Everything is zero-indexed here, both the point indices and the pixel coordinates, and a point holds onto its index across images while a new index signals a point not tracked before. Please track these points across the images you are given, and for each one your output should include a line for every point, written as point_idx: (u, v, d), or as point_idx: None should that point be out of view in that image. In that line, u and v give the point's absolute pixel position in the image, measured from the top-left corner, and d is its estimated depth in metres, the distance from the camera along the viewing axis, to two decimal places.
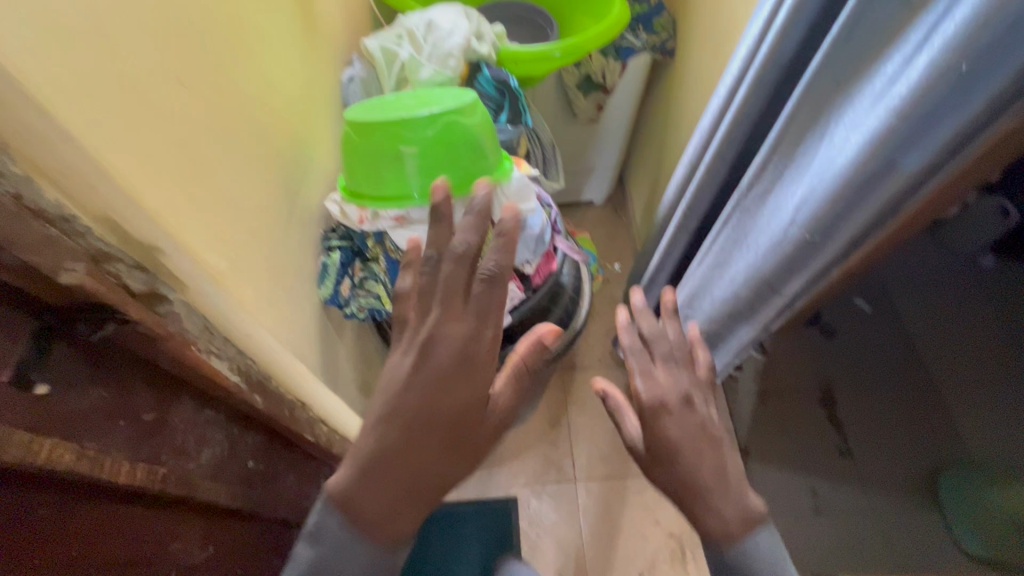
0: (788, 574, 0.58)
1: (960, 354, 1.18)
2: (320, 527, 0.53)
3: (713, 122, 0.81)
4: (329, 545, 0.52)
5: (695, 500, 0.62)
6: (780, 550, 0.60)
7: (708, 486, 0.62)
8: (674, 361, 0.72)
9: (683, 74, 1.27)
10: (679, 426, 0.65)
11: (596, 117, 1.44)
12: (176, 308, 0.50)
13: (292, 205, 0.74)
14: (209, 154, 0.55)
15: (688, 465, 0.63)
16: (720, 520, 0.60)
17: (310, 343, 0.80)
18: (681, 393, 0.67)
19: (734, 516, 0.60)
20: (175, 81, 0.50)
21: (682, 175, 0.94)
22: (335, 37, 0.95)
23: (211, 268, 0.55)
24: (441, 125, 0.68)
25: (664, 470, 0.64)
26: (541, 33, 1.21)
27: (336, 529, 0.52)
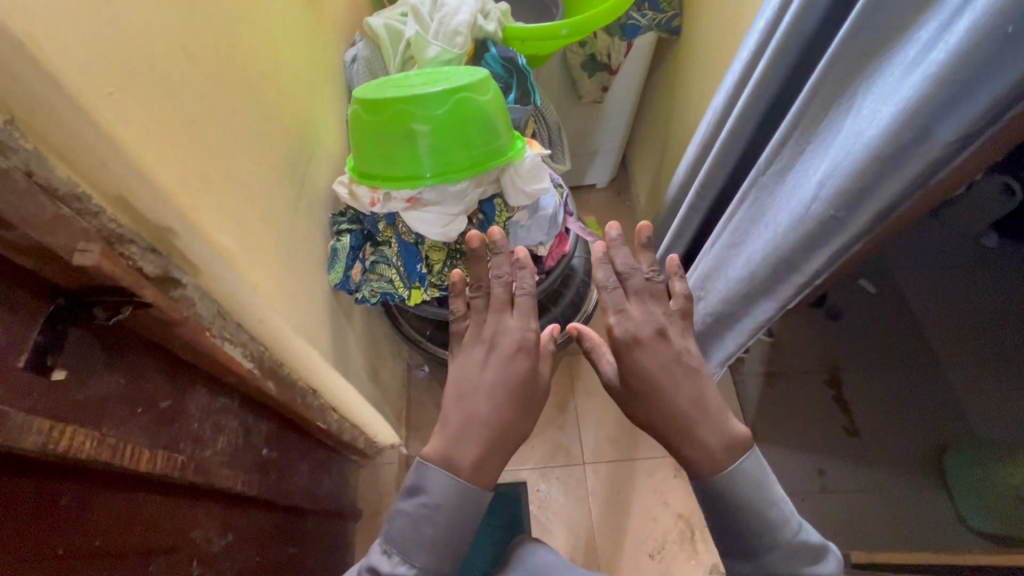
0: (770, 486, 0.63)
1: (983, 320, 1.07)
2: (423, 481, 0.61)
3: (728, 99, 0.79)
4: (432, 495, 0.60)
5: (681, 430, 0.67)
6: (763, 469, 0.65)
7: (688, 416, 0.68)
8: (651, 294, 0.76)
9: (690, 53, 1.24)
10: (652, 356, 0.71)
11: (601, 98, 1.42)
12: (188, 292, 0.48)
13: (302, 189, 0.73)
14: (221, 133, 0.54)
15: (665, 394, 0.69)
16: (704, 449, 0.66)
17: (321, 329, 0.79)
18: (653, 326, 0.72)
19: (719, 441, 0.65)
20: (185, 57, 0.48)
21: (695, 155, 0.94)
22: (338, 15, 0.93)
23: (227, 253, 0.54)
24: (453, 103, 0.66)
25: (645, 401, 0.70)
26: (546, 11, 1.18)
27: (439, 481, 0.61)
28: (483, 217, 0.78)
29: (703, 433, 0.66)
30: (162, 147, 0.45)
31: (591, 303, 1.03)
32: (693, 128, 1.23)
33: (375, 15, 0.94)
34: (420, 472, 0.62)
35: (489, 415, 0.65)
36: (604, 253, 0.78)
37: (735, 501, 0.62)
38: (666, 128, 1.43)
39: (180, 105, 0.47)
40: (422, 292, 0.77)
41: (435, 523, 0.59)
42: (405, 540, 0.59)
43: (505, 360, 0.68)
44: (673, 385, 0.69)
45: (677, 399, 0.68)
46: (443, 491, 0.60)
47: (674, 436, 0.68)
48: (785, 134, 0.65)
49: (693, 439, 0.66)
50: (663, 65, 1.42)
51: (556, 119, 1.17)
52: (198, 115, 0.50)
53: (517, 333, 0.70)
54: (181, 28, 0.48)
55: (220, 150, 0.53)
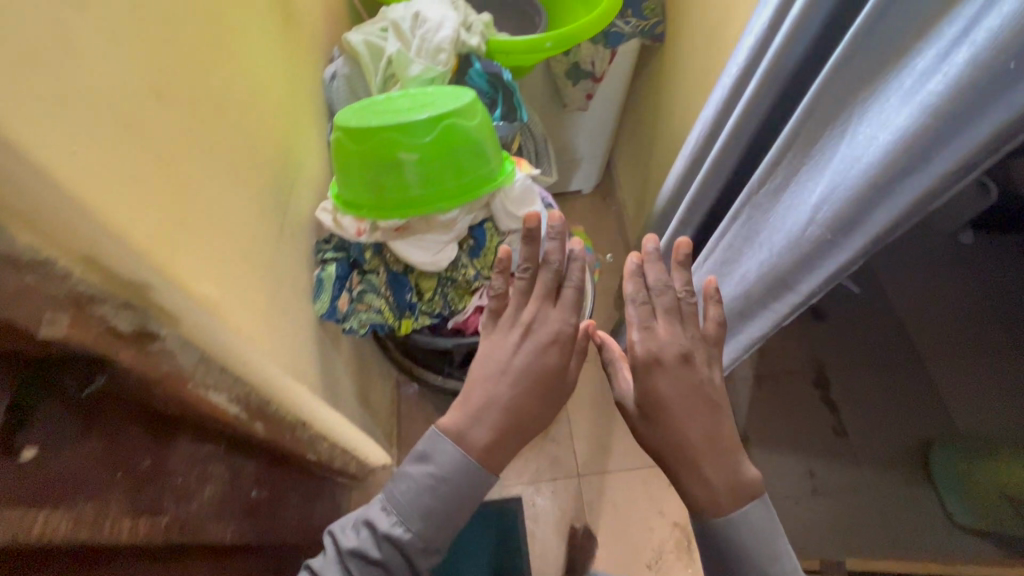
0: (774, 540, 0.63)
1: (962, 323, 1.14)
2: (431, 452, 0.63)
3: (722, 114, 0.79)
4: (436, 468, 0.62)
5: (687, 466, 0.66)
6: (772, 522, 0.64)
7: (699, 452, 0.67)
8: (677, 314, 0.74)
9: (676, 61, 1.23)
10: (673, 382, 0.69)
11: (586, 105, 1.40)
12: (169, 344, 0.46)
13: (288, 217, 0.71)
14: (198, 171, 0.51)
15: (678, 423, 0.68)
16: (711, 492, 0.65)
17: (308, 361, 0.76)
18: (678, 349, 0.71)
19: (723, 482, 0.65)
20: (157, 95, 0.45)
21: (685, 168, 0.93)
22: (315, 31, 0.89)
23: (206, 297, 0.51)
24: (441, 130, 0.64)
25: (657, 428, 0.69)
26: (528, 20, 1.17)
27: (445, 455, 0.62)
28: (474, 243, 0.74)
29: (708, 469, 0.65)
30: (131, 194, 0.41)
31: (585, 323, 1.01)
32: (682, 137, 1.21)
33: (354, 30, 0.91)
34: (430, 441, 0.64)
35: (510, 408, 0.64)
36: (638, 264, 0.77)
37: (736, 549, 0.62)
38: (654, 136, 1.41)
39: (151, 147, 0.44)
40: (413, 321, 0.74)
41: (437, 493, 0.61)
42: (403, 503, 0.62)
43: (532, 370, 0.66)
44: (687, 418, 0.68)
45: (689, 433, 0.67)
46: (447, 465, 0.62)
47: (677, 467, 0.67)
48: (777, 155, 0.66)
49: (696, 474, 0.66)
50: (646, 72, 1.41)
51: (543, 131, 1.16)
52: (172, 153, 0.47)
53: (555, 323, 0.69)
54: (149, 65, 0.45)
55: (197, 188, 0.50)
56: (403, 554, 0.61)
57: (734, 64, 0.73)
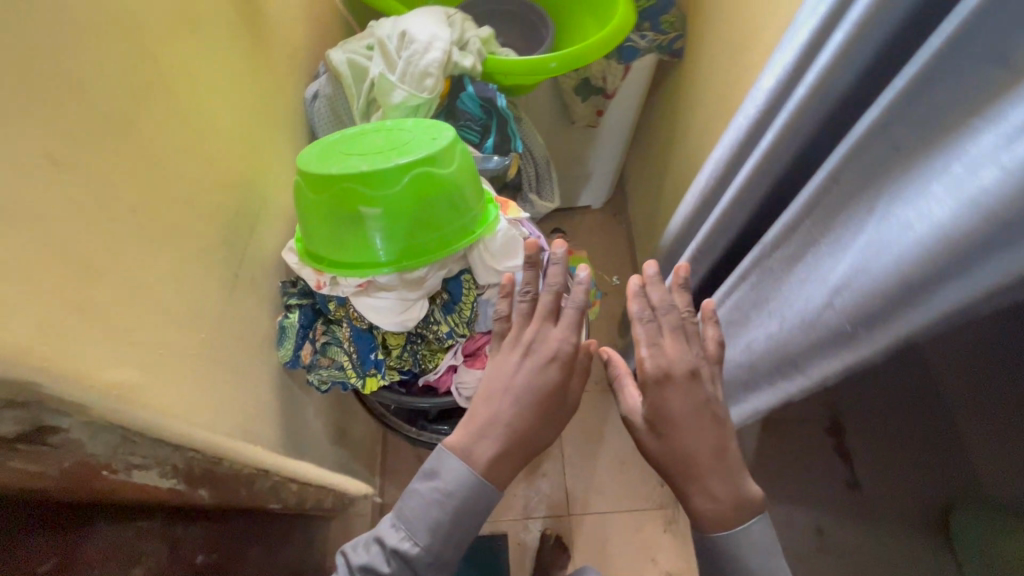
0: (776, 561, 0.57)
1: (991, 356, 0.56)
2: (438, 469, 0.59)
3: (739, 152, 0.70)
4: (446, 487, 0.58)
5: (688, 477, 0.59)
6: (773, 540, 0.59)
7: (707, 468, 0.59)
8: (684, 335, 0.64)
9: (696, 73, 1.12)
10: (683, 400, 0.60)
11: (596, 121, 1.32)
12: (72, 434, 0.39)
13: (242, 255, 0.65)
14: (119, 200, 0.44)
15: (688, 444, 0.59)
16: (714, 503, 0.58)
17: (269, 413, 0.70)
18: (689, 364, 0.61)
19: (726, 498, 0.58)
20: (59, 113, 0.39)
21: (694, 206, 0.84)
22: (298, 49, 0.83)
23: (125, 348, 0.45)
24: (411, 179, 0.57)
25: (665, 446, 0.60)
26: (535, 33, 1.09)
27: (455, 474, 0.57)
28: (448, 297, 0.67)
29: (711, 481, 0.59)
30: (18, 233, 0.35)
31: None
32: (699, 157, 1.11)
33: (339, 46, 0.85)
34: (437, 459, 0.59)
35: (513, 426, 0.57)
36: (641, 287, 0.66)
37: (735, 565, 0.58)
38: (670, 154, 1.31)
39: (52, 176, 0.38)
40: (379, 380, 0.66)
41: (445, 510, 0.58)
42: (413, 518, 0.58)
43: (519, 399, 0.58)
44: (691, 435, 0.59)
45: (697, 449, 0.59)
46: (457, 485, 0.57)
47: (678, 480, 0.60)
48: (793, 220, 0.57)
49: (699, 486, 0.59)
50: (663, 88, 1.31)
51: (543, 153, 1.09)
52: (81, 182, 0.40)
53: (555, 341, 0.60)
54: (52, 82, 0.39)
55: (117, 222, 0.44)
56: (410, 568, 0.58)
57: (755, 99, 0.65)
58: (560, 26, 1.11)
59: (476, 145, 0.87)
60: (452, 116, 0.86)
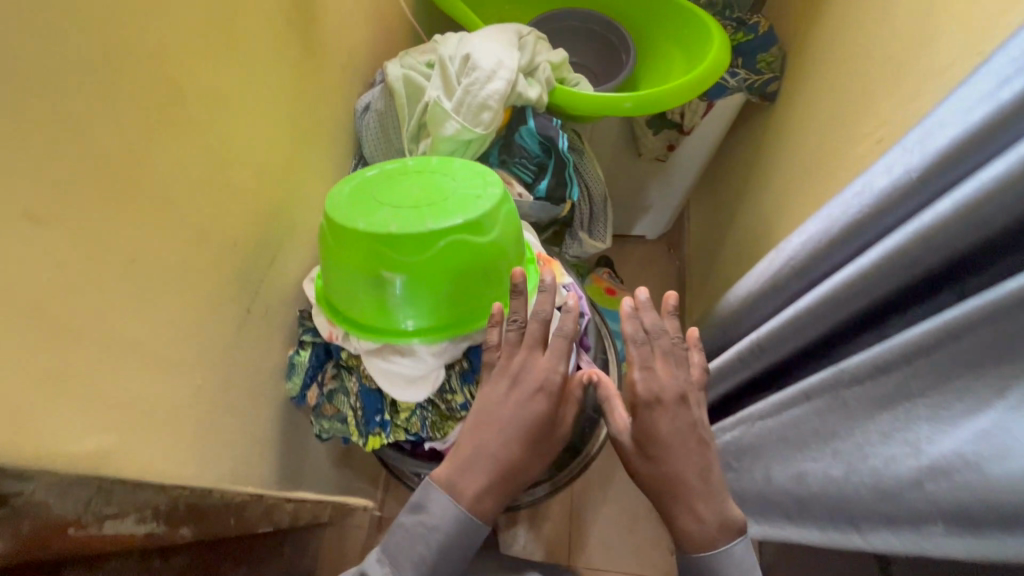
0: None
1: None
2: (424, 502, 0.51)
3: (829, 246, 0.60)
4: (433, 521, 0.50)
5: (671, 497, 0.55)
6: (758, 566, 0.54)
7: (692, 488, 0.55)
8: (675, 358, 0.60)
9: (788, 114, 0.99)
10: (672, 424, 0.56)
11: (665, 156, 1.21)
12: (41, 497, 0.35)
13: (261, 283, 0.60)
14: (108, 210, 0.39)
15: (674, 467, 0.56)
16: (697, 522, 0.55)
17: (267, 444, 0.66)
18: (680, 390, 0.57)
19: (713, 518, 0.54)
20: (47, 118, 0.34)
21: (764, 289, 0.74)
22: (358, 57, 0.78)
23: (95, 381, 0.40)
24: (442, 253, 0.51)
25: (650, 468, 0.57)
26: (614, 59, 1.00)
27: (445, 508, 0.50)
28: (467, 366, 0.61)
29: (698, 502, 0.55)
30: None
31: (600, 446, 0.83)
32: (775, 210, 0.97)
33: (400, 57, 0.79)
34: (423, 490, 0.52)
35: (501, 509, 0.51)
36: (633, 309, 0.61)
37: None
38: (740, 197, 1.17)
39: (23, 185, 0.33)
40: (383, 439, 0.61)
41: (432, 547, 0.50)
42: (397, 557, 0.50)
43: (503, 428, 0.52)
44: (676, 461, 0.56)
45: (683, 472, 0.55)
46: (446, 519, 0.50)
47: (665, 500, 0.56)
48: (886, 361, 0.47)
49: (684, 506, 0.55)
50: (745, 130, 1.19)
51: (602, 193, 1.00)
52: (60, 193, 0.36)
53: (543, 370, 0.53)
54: (45, 83, 0.34)
55: (99, 235, 0.39)
56: None
57: (864, 192, 0.55)
58: (643, 55, 1.01)
59: (528, 185, 0.79)
60: (507, 149, 0.78)
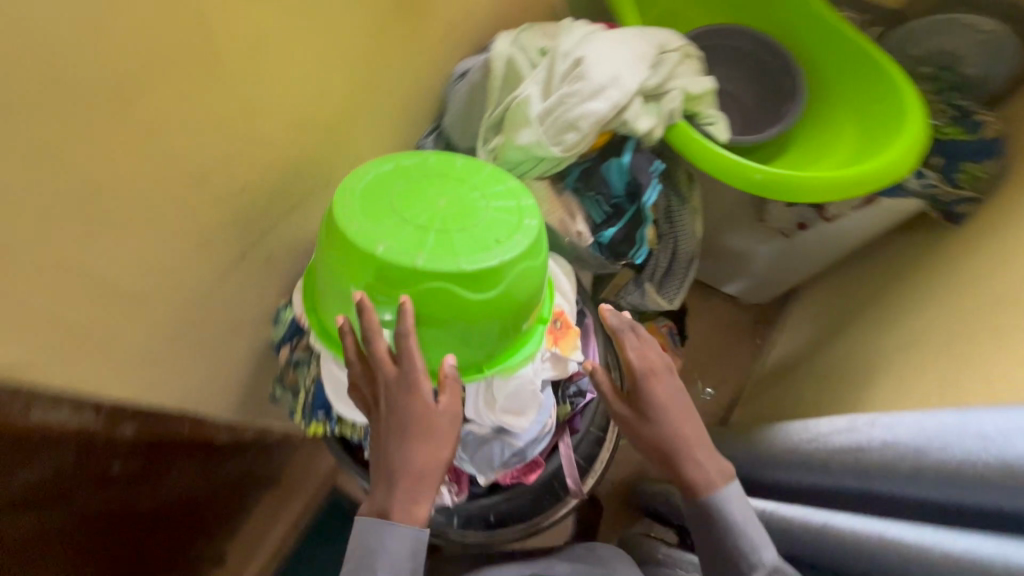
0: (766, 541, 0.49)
1: None
2: (379, 546, 0.42)
3: (913, 474, 0.46)
4: (392, 563, 0.42)
5: (671, 456, 0.52)
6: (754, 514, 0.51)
7: (688, 442, 0.52)
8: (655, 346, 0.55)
9: (973, 251, 0.75)
10: (667, 389, 0.53)
11: (791, 233, 0.98)
12: None
13: (241, 230, 0.55)
14: (76, 126, 0.37)
15: (671, 421, 0.52)
16: (699, 471, 0.52)
17: (201, 383, 0.63)
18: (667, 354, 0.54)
19: (712, 464, 0.52)
20: (22, 23, 0.32)
21: (813, 456, 0.60)
22: (474, 16, 0.69)
23: (21, 288, 0.40)
24: (421, 292, 0.45)
25: (644, 423, 0.53)
26: (775, 108, 0.82)
27: (400, 540, 0.42)
28: None
29: (699, 452, 0.52)
30: None
31: (551, 518, 0.68)
32: (897, 360, 0.75)
33: (517, 31, 0.68)
34: (375, 535, 0.42)
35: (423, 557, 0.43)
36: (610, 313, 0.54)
37: (731, 565, 0.50)
38: (860, 312, 0.94)
39: None
40: (325, 430, 0.59)
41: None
42: None
43: (397, 431, 0.43)
44: (678, 415, 0.52)
45: (679, 426, 0.52)
46: (405, 550, 0.42)
47: (665, 459, 0.52)
48: None
49: (685, 459, 0.52)
50: (903, 244, 0.94)
51: (691, 253, 0.83)
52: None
53: (390, 374, 0.44)
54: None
55: (56, 151, 0.37)
56: None
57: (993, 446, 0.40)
58: (811, 113, 0.81)
59: (594, 227, 0.68)
60: (587, 176, 0.67)
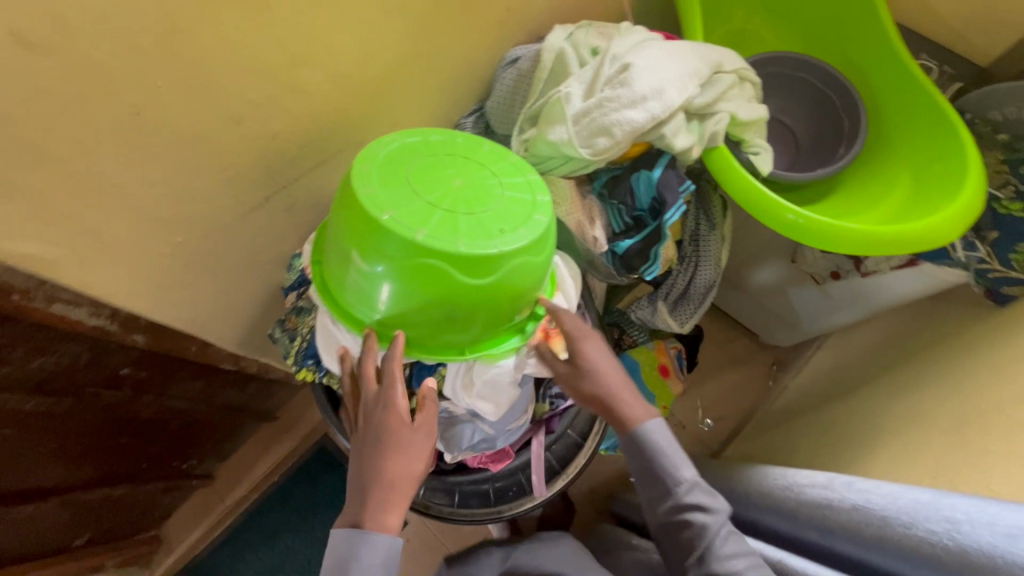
0: (677, 459, 0.56)
1: None
2: (352, 558, 0.46)
3: (873, 541, 0.49)
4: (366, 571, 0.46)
5: (604, 407, 0.57)
6: (671, 439, 0.57)
7: (617, 392, 0.56)
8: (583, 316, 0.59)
9: (1010, 337, 0.70)
10: (599, 350, 0.56)
11: (824, 281, 0.94)
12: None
13: (265, 175, 0.58)
14: (114, 53, 0.40)
15: (604, 374, 0.56)
16: (628, 413, 0.57)
17: (206, 312, 0.67)
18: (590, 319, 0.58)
19: (638, 406, 0.57)
20: None
21: (784, 502, 0.62)
22: (534, 5, 0.69)
23: (51, 188, 0.44)
24: (415, 268, 0.46)
25: (581, 378, 0.56)
26: (829, 150, 0.79)
27: (374, 547, 0.46)
28: (410, 373, 0.60)
29: (628, 400, 0.57)
30: None
31: (512, 512, 0.69)
32: (897, 432, 0.72)
33: (575, 27, 0.68)
34: (348, 547, 0.46)
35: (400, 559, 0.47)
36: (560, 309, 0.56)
37: (657, 484, 0.56)
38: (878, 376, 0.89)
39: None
40: (314, 376, 0.62)
41: None
42: None
43: (372, 442, 0.48)
44: (609, 373, 0.56)
45: (609, 380, 0.56)
46: (378, 557, 0.46)
47: (602, 409, 0.57)
48: None
49: (617, 408, 0.57)
50: (942, 315, 0.88)
51: (711, 279, 0.80)
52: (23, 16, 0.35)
53: (371, 393, 0.50)
54: None
55: (97, 69, 0.40)
56: None
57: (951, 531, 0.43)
58: (865, 162, 0.77)
59: (612, 234, 0.68)
60: (614, 183, 0.67)
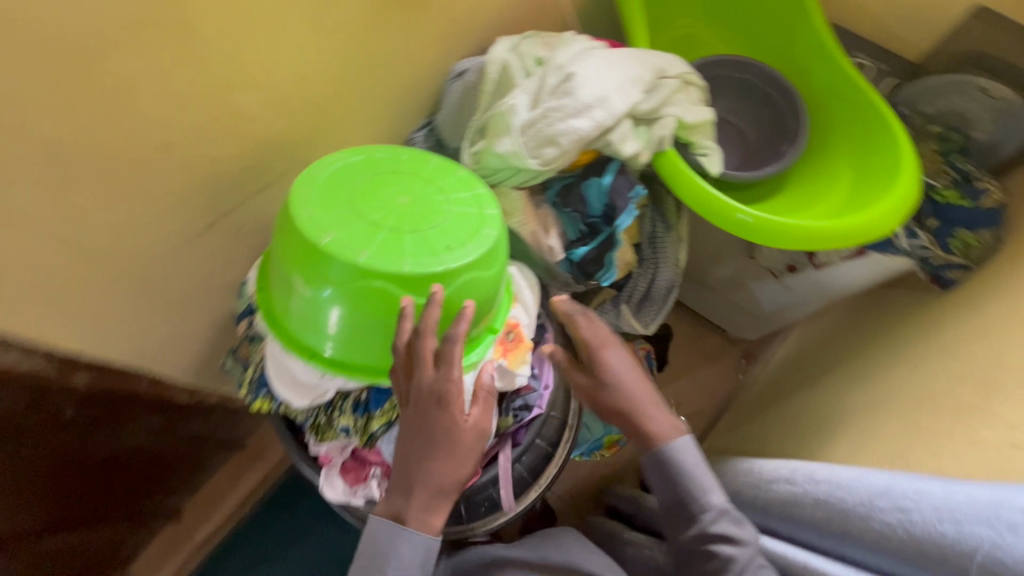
0: (707, 484, 0.56)
1: None
2: (391, 549, 0.47)
3: (835, 530, 0.51)
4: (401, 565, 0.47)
5: (629, 419, 0.59)
6: (703, 463, 0.57)
7: (644, 403, 0.59)
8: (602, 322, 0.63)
9: (954, 318, 0.74)
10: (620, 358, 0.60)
11: (783, 276, 0.96)
12: None
13: (212, 198, 0.57)
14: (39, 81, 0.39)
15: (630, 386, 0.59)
16: (654, 428, 0.58)
17: (156, 344, 0.64)
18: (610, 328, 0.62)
19: (663, 422, 0.58)
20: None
21: (754, 498, 0.62)
22: (480, 16, 0.70)
23: None
24: (361, 290, 0.45)
25: (607, 390, 0.59)
26: (774, 148, 0.81)
27: (412, 543, 0.47)
28: (365, 400, 0.56)
29: (655, 412, 0.59)
30: None
31: (483, 529, 0.68)
32: (861, 417, 0.73)
33: (519, 38, 0.68)
34: (389, 540, 0.47)
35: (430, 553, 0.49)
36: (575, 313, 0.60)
37: (683, 509, 0.56)
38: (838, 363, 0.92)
39: None
40: (269, 407, 0.59)
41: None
42: None
43: (422, 442, 0.46)
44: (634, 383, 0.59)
45: (636, 390, 0.59)
46: (415, 552, 0.47)
47: (626, 422, 0.59)
48: None
49: (645, 420, 0.58)
50: (893, 300, 0.92)
51: (670, 280, 0.81)
52: None
53: (431, 377, 0.46)
54: None
55: (7, 94, 0.38)
56: None
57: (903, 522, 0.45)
58: (811, 158, 0.79)
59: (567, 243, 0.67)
60: (567, 192, 0.67)
